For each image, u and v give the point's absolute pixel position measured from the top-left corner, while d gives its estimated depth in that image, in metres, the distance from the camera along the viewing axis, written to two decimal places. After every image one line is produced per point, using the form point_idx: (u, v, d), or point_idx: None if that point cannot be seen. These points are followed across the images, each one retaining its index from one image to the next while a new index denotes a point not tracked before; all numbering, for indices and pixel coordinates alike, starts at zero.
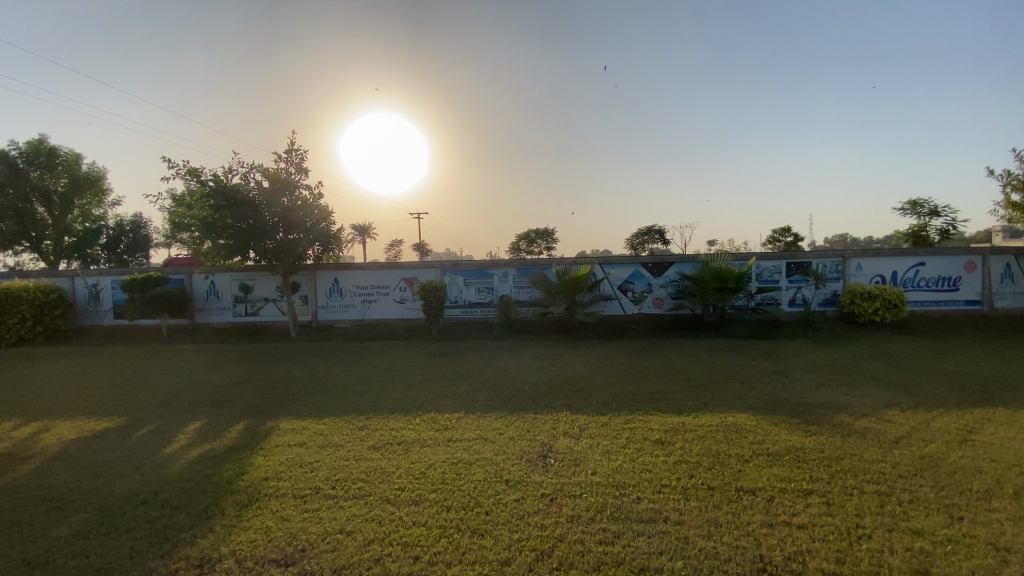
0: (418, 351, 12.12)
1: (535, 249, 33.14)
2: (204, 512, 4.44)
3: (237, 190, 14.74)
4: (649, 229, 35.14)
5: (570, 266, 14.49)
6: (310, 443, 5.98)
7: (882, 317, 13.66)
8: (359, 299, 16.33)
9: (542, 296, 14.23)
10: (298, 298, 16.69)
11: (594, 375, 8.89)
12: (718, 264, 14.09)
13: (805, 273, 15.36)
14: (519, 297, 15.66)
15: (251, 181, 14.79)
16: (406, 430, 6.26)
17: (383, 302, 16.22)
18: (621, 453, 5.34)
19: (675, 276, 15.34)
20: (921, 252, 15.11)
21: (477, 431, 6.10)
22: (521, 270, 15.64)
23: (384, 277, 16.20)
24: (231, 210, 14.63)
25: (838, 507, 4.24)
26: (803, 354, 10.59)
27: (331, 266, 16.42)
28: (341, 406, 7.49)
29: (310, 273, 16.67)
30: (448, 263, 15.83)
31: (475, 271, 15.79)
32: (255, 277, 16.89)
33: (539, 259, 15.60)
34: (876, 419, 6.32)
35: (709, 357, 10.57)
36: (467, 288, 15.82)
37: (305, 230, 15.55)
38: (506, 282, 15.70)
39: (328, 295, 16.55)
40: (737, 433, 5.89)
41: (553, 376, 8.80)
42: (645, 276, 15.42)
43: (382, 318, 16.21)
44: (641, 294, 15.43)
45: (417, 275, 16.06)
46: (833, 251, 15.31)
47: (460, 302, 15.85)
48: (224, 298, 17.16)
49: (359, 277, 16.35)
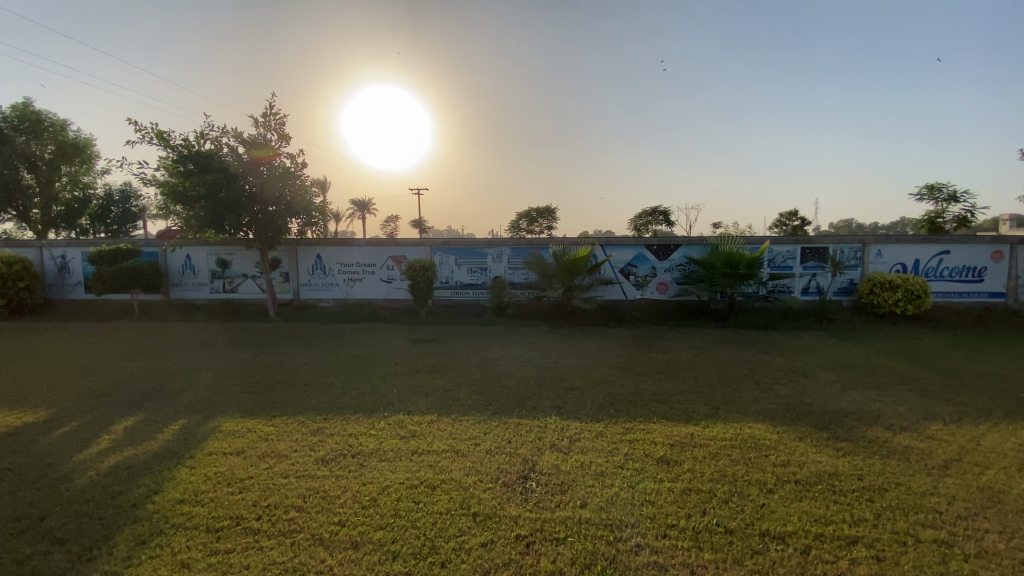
0: (402, 336, 11.17)
1: (536, 229, 31.99)
2: (86, 552, 3.57)
3: (210, 156, 13.67)
4: (654, 211, 33.93)
5: (569, 247, 13.45)
6: (250, 454, 5.05)
7: (903, 309, 12.67)
8: (344, 277, 15.31)
9: (538, 278, 13.20)
10: (279, 275, 15.67)
11: (590, 370, 7.94)
12: (729, 248, 13.02)
13: (820, 259, 14.32)
14: (513, 279, 14.63)
15: (225, 147, 13.71)
16: (367, 437, 5.32)
17: (369, 282, 15.20)
18: (618, 476, 4.41)
19: (681, 261, 14.29)
20: (946, 239, 14.02)
21: (448, 441, 5.15)
22: (516, 250, 14.58)
23: (370, 255, 15.16)
24: (203, 178, 13.58)
25: (893, 565, 3.29)
26: (821, 350, 9.63)
27: (314, 242, 15.36)
28: (300, 403, 6.54)
29: (291, 249, 15.61)
30: (438, 241, 14.78)
31: (468, 250, 14.75)
32: (233, 252, 15.87)
33: (536, 239, 14.54)
34: (918, 435, 5.36)
35: (718, 350, 9.62)
36: (458, 268, 14.80)
37: (284, 201, 14.51)
38: (500, 263, 14.66)
39: (310, 272, 15.51)
40: (757, 452, 4.93)
41: (544, 371, 7.88)
42: (649, 259, 14.37)
43: (368, 298, 15.22)
44: (645, 279, 14.41)
45: (405, 253, 15.01)
46: (852, 236, 14.23)
47: (451, 283, 14.84)
48: (200, 273, 16.18)
49: (343, 255, 15.30)
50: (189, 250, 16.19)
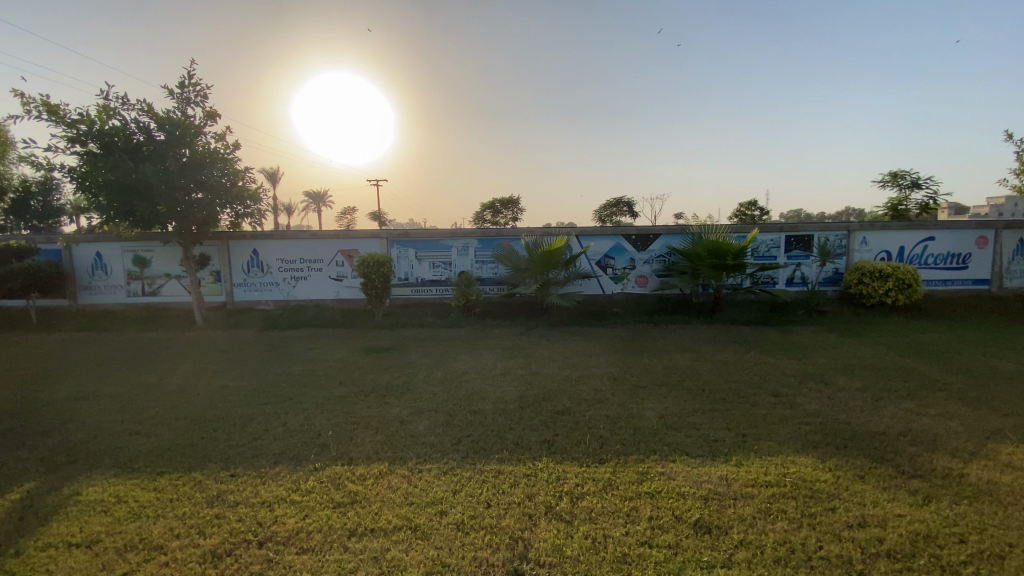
0: (354, 344, 9.53)
1: (501, 220, 30.54)
2: None
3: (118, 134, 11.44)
4: (618, 201, 33.18)
5: (543, 238, 12.09)
6: (107, 546, 3.45)
7: (893, 299, 12.04)
8: (285, 275, 13.41)
9: (510, 273, 11.80)
10: (208, 274, 13.58)
11: (579, 384, 6.59)
12: (715, 236, 11.99)
13: (805, 248, 13.52)
14: (480, 274, 13.15)
15: (136, 123, 11.51)
16: (287, 509, 3.79)
17: (315, 280, 13.35)
18: (649, 564, 3.08)
19: (663, 251, 13.16)
20: (931, 225, 13.54)
21: (403, 510, 3.69)
22: (484, 242, 13.10)
23: (316, 249, 13.31)
24: (110, 160, 11.38)
25: None
26: (826, 349, 8.68)
27: (249, 236, 13.35)
28: (203, 453, 4.88)
29: (222, 243, 13.54)
30: (395, 233, 13.08)
31: (429, 243, 13.14)
32: (154, 248, 13.65)
33: (505, 229, 13.07)
34: (999, 466, 4.31)
35: (716, 351, 8.49)
36: (418, 263, 13.18)
37: (211, 188, 12.38)
38: (466, 256, 13.15)
39: (245, 270, 13.51)
40: (817, 505, 3.72)
41: (524, 387, 6.48)
42: (628, 250, 13.14)
43: (314, 299, 13.37)
44: (623, 271, 13.16)
45: (357, 247, 13.25)
46: (837, 223, 13.50)
47: (411, 280, 13.20)
48: (115, 273, 13.85)
49: (285, 249, 13.39)
50: (100, 246, 13.81)
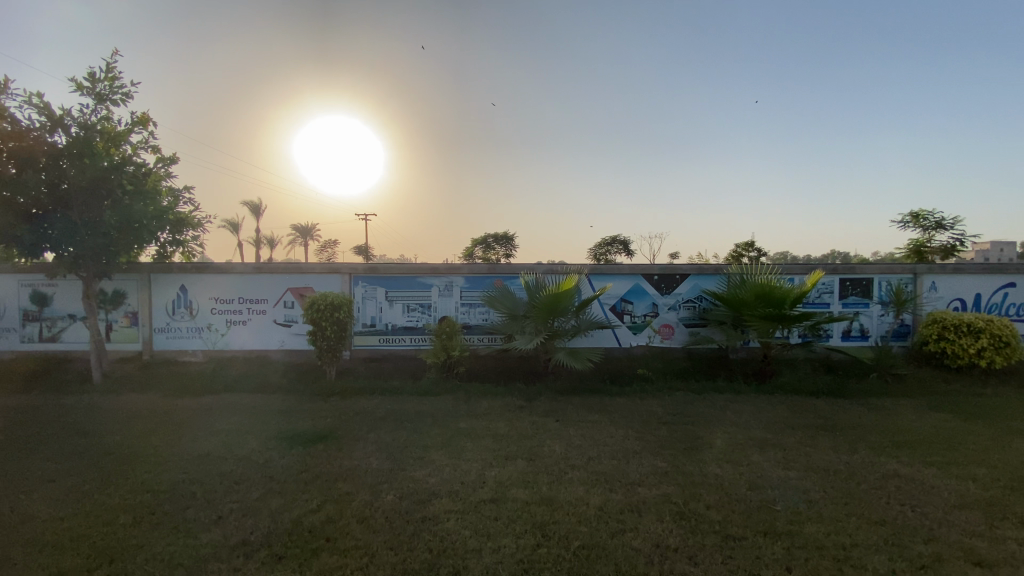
0: (283, 424, 6.69)
1: (493, 255, 28.07)
2: None
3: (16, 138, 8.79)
4: (614, 239, 31.09)
5: (547, 276, 9.51)
6: None
7: (988, 360, 9.60)
8: (219, 319, 10.60)
9: (504, 321, 9.15)
10: (121, 316, 10.70)
11: (626, 530, 3.86)
12: (764, 278, 9.51)
13: (864, 293, 11.10)
14: (466, 320, 10.47)
15: (40, 124, 8.86)
16: None
17: (258, 325, 10.53)
18: None
19: (693, 295, 10.63)
20: (1011, 269, 11.23)
21: None
22: (472, 280, 10.49)
23: (261, 286, 10.58)
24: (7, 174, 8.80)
25: None
26: (960, 446, 6.06)
27: (177, 268, 10.61)
28: None
29: (142, 277, 10.74)
30: (361, 267, 10.42)
31: (403, 281, 10.50)
32: (56, 282, 10.81)
33: (499, 265, 10.47)
34: None
35: (807, 449, 5.80)
36: (389, 305, 10.49)
37: (126, 214, 9.53)
38: (449, 298, 10.51)
39: (169, 311, 10.68)
40: None
41: (532, 539, 3.74)
42: (650, 292, 10.56)
43: (254, 349, 10.50)
44: (645, 319, 10.54)
45: (312, 284, 10.55)
46: (902, 264, 11.14)
47: (378, 326, 10.47)
48: (4, 313, 10.93)
49: (221, 286, 10.65)
50: None
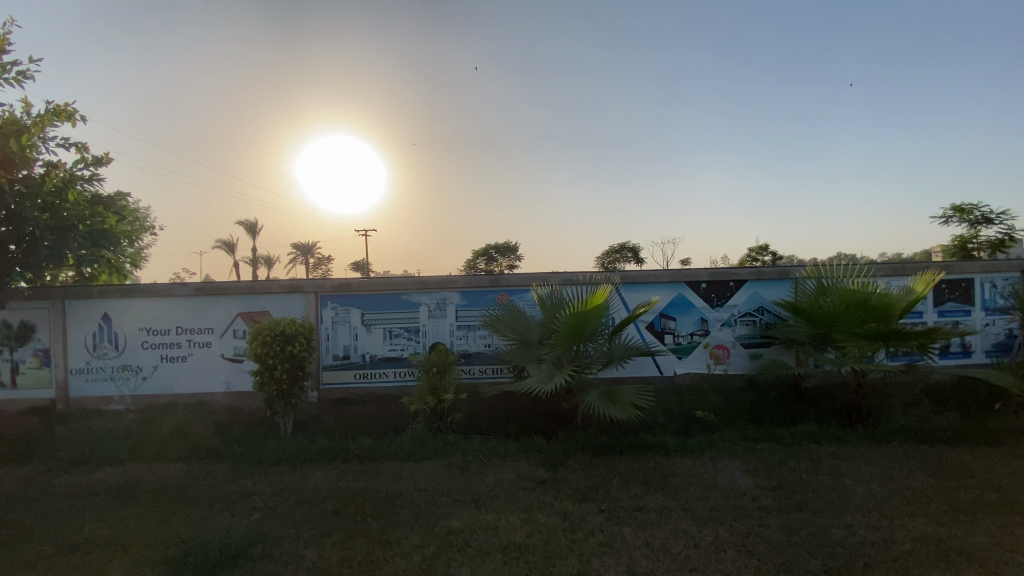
0: (181, 528, 4.40)
1: (495, 267, 25.84)
2: None
3: None
4: (622, 246, 28.78)
5: (568, 289, 7.24)
6: None
7: None
8: (151, 355, 8.38)
9: (512, 351, 6.87)
10: (30, 354, 8.51)
11: None
12: (852, 283, 7.22)
13: (963, 297, 8.80)
14: (464, 348, 8.22)
15: None
16: None
17: (199, 362, 8.31)
18: None
19: (751, 307, 8.35)
20: None
21: None
22: (469, 296, 8.26)
23: (202, 312, 8.38)
24: None
25: None
26: None
27: (97, 293, 8.40)
28: None
29: (54, 305, 8.51)
30: (328, 283, 8.18)
31: (383, 300, 8.27)
32: None
33: (505, 275, 8.21)
34: None
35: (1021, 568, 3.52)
36: (365, 331, 8.25)
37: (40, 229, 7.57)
38: (441, 319, 8.26)
39: (88, 347, 8.46)
40: None
41: None
42: (697, 305, 8.27)
43: (194, 392, 8.25)
44: (692, 339, 8.25)
45: (267, 307, 8.32)
46: (1007, 260, 8.86)
47: (352, 358, 8.21)
48: None
49: (153, 313, 8.44)
50: None
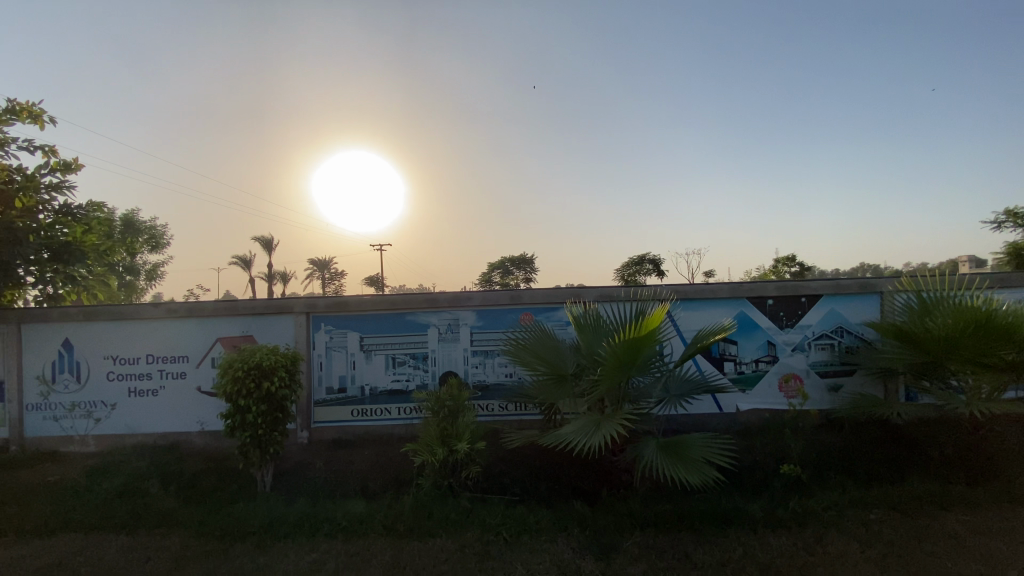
0: None
1: (510, 280, 24.52)
2: None
3: None
4: (642, 258, 27.30)
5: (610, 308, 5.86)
6: None
7: None
8: (118, 388, 7.22)
9: (541, 386, 5.49)
10: None
11: None
12: (970, 297, 5.73)
13: None
14: (480, 378, 6.89)
15: None
16: None
17: (172, 396, 7.12)
18: None
19: (829, 327, 6.86)
20: None
21: None
22: (487, 316, 6.94)
23: (177, 338, 7.21)
24: None
25: None
26: None
27: (59, 316, 7.26)
28: None
29: (11, 331, 7.38)
30: (321, 303, 6.94)
31: (386, 321, 7.00)
32: None
33: (528, 291, 6.88)
34: None
35: None
36: (365, 358, 6.97)
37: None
38: (453, 344, 6.96)
39: (48, 379, 7.32)
40: None
41: None
42: (763, 325, 6.81)
43: (166, 431, 7.04)
44: (757, 367, 6.79)
45: (251, 331, 7.10)
46: None
47: (348, 391, 6.93)
48: None
49: (121, 339, 7.27)
50: None
